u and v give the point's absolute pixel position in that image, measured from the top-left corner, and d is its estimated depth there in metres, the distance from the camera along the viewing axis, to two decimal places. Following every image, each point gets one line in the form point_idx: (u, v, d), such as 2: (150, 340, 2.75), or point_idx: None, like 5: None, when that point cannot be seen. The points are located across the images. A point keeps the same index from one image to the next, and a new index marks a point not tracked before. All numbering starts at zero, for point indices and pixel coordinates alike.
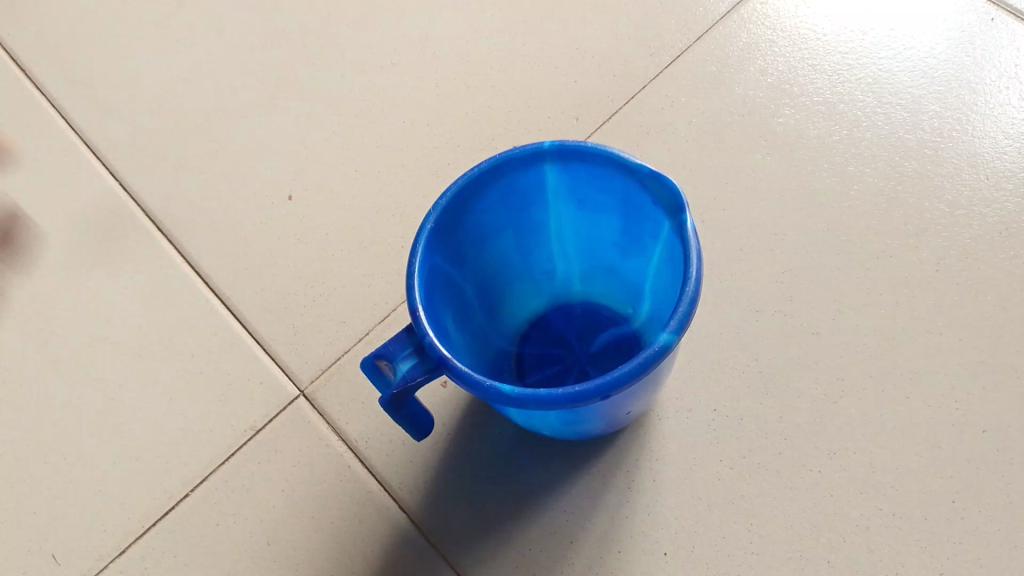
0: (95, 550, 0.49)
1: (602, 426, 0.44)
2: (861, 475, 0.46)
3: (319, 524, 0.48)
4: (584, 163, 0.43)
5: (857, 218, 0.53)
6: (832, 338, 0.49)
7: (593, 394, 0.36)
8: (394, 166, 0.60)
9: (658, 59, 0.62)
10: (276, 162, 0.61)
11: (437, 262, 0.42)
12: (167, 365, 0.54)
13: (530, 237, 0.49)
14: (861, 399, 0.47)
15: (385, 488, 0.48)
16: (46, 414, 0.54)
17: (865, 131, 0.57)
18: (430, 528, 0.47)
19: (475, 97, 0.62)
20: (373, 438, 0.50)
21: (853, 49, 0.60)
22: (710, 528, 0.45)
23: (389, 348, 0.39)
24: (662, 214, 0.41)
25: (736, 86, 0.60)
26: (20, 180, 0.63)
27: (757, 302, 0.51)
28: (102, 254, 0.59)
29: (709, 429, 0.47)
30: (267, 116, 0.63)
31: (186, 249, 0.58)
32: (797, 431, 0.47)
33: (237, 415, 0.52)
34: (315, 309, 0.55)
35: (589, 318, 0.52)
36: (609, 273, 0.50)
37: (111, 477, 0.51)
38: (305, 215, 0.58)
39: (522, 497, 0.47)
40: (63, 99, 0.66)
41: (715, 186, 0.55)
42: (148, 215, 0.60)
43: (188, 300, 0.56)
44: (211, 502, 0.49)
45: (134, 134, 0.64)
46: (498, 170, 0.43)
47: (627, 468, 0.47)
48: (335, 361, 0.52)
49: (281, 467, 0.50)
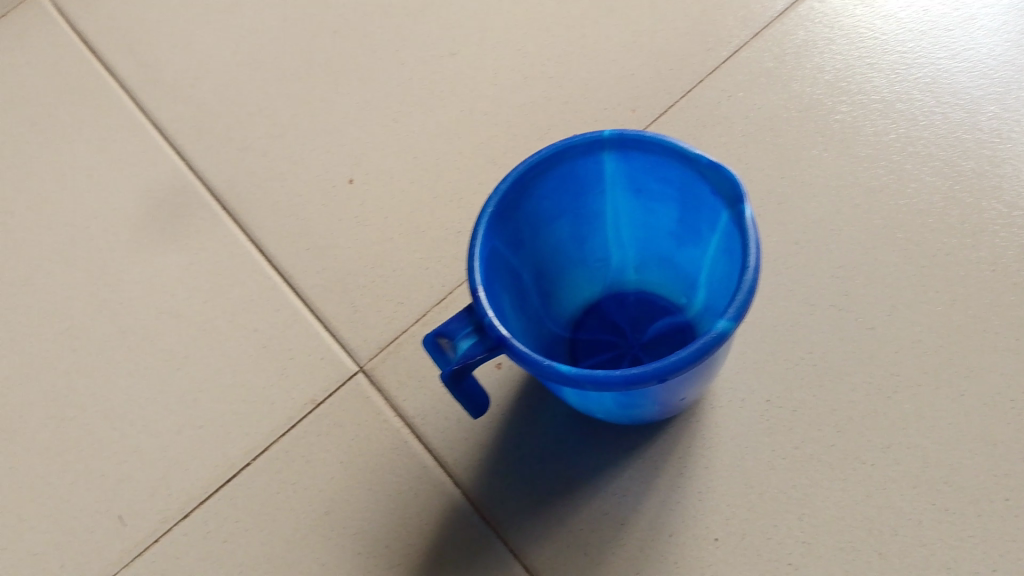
0: (159, 514, 0.51)
1: (656, 412, 0.45)
2: (913, 469, 0.46)
3: (376, 497, 0.49)
4: (643, 152, 0.43)
5: (913, 217, 0.54)
6: (886, 334, 0.50)
7: (651, 377, 0.37)
8: (453, 153, 0.61)
9: (716, 54, 0.62)
10: (338, 146, 0.62)
11: (497, 246, 0.43)
12: (230, 339, 0.56)
13: (586, 224, 0.49)
14: (915, 395, 0.48)
15: (440, 464, 0.49)
16: (113, 384, 0.55)
17: (922, 130, 0.57)
18: (484, 505, 0.48)
19: (533, 87, 0.63)
20: (430, 415, 0.51)
21: (911, 48, 0.61)
22: (761, 515, 0.46)
23: (450, 326, 0.40)
24: (721, 205, 0.42)
25: (793, 82, 0.60)
26: (90, 158, 0.65)
27: (812, 296, 0.51)
28: (169, 232, 0.60)
29: (763, 418, 0.48)
30: (328, 101, 0.65)
31: (249, 227, 0.60)
32: (850, 424, 0.47)
33: (297, 389, 0.53)
34: (375, 289, 0.56)
35: (643, 306, 0.53)
36: (663, 261, 0.51)
37: (176, 444, 0.53)
38: (366, 198, 0.60)
39: (575, 478, 0.48)
40: (132, 80, 0.68)
41: (771, 180, 0.56)
42: (212, 193, 0.62)
43: (251, 276, 0.58)
44: (270, 472, 0.51)
45: (198, 113, 0.65)
46: (559, 157, 0.44)
47: (680, 453, 0.48)
48: (394, 340, 0.54)
49: (340, 441, 0.51)
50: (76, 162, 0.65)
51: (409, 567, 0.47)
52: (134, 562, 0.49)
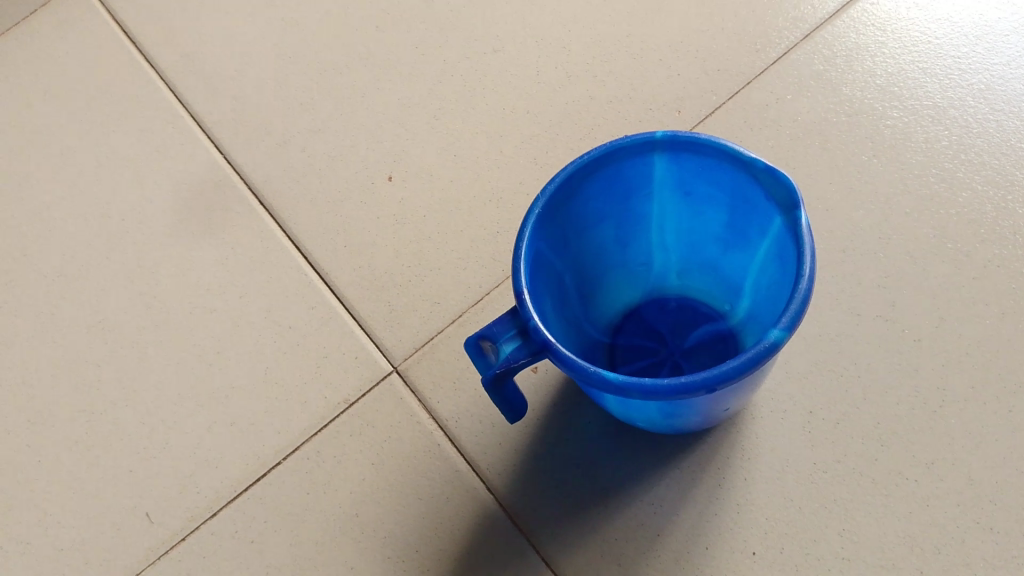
0: (190, 510, 0.50)
1: (698, 422, 0.44)
2: (959, 487, 0.45)
3: (407, 499, 0.48)
4: (695, 154, 0.43)
5: (964, 227, 0.52)
6: (934, 347, 0.48)
7: (698, 387, 0.36)
8: (493, 152, 0.60)
9: (764, 55, 0.61)
10: (377, 142, 0.62)
11: (541, 248, 0.42)
12: (265, 335, 0.55)
13: (631, 227, 0.48)
14: (962, 410, 0.46)
15: (473, 468, 0.49)
16: (147, 378, 0.55)
17: (976, 138, 0.55)
18: (517, 511, 0.47)
19: (576, 87, 0.62)
20: (464, 418, 0.50)
21: (967, 54, 0.59)
22: (800, 530, 0.44)
23: (493, 329, 0.39)
24: (775, 211, 0.41)
25: (843, 86, 0.59)
26: (129, 150, 0.65)
27: (857, 306, 0.50)
28: (206, 226, 0.60)
29: (805, 430, 0.47)
30: (369, 97, 0.64)
31: (286, 223, 0.59)
32: (895, 438, 0.46)
33: (330, 387, 0.53)
34: (411, 288, 0.55)
35: (684, 312, 0.52)
36: (708, 267, 0.50)
37: (208, 440, 0.52)
38: (404, 195, 0.59)
39: (610, 486, 0.47)
40: (172, 72, 0.67)
41: (817, 186, 0.55)
42: (250, 188, 0.61)
43: (287, 273, 0.57)
44: (302, 471, 0.50)
45: (238, 106, 0.65)
46: (607, 159, 0.43)
47: (718, 464, 0.46)
48: (429, 340, 0.53)
49: (372, 441, 0.50)
50: (115, 154, 0.65)
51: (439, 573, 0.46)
52: (164, 557, 0.49)
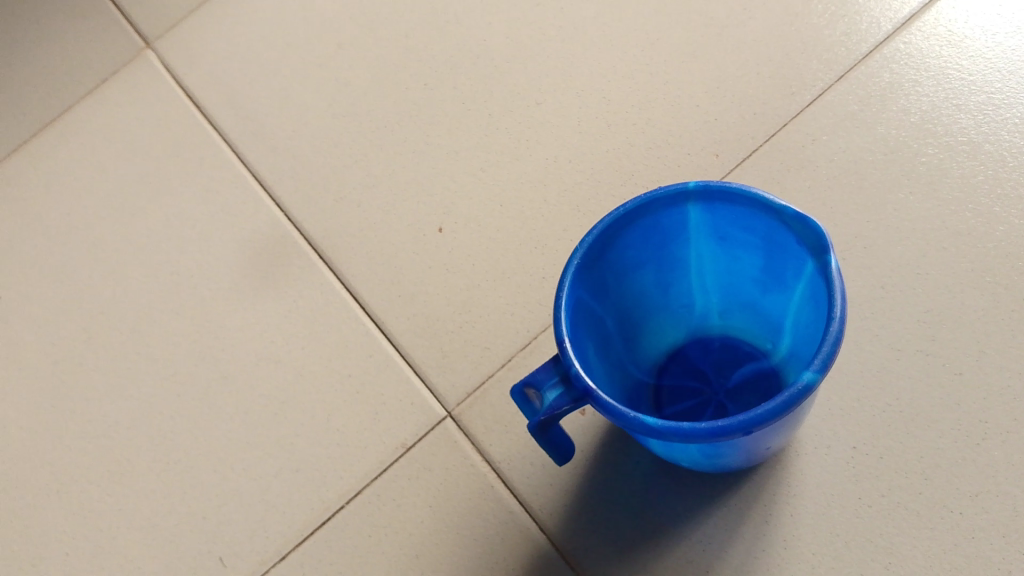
0: (259, 554, 0.53)
1: (741, 460, 0.45)
2: (1002, 518, 0.46)
3: (466, 541, 0.51)
4: (727, 202, 0.44)
5: (1001, 260, 0.53)
6: (975, 380, 0.49)
7: (737, 428, 0.37)
8: (539, 201, 0.62)
9: (799, 97, 0.63)
10: (427, 195, 0.65)
11: (581, 296, 0.44)
12: (325, 384, 0.58)
13: (670, 272, 0.50)
14: (1004, 442, 0.47)
15: (527, 509, 0.51)
16: (216, 428, 0.58)
17: (1011, 171, 0.57)
18: (570, 551, 0.49)
19: (617, 135, 0.64)
20: (516, 460, 0.52)
21: (999, 89, 0.60)
22: (846, 565, 0.46)
23: (537, 377, 0.41)
24: (806, 254, 0.42)
25: (878, 125, 0.60)
26: (194, 209, 0.68)
27: (898, 341, 0.51)
28: (267, 280, 0.63)
29: (849, 465, 0.48)
30: (419, 152, 0.67)
31: (343, 275, 0.62)
32: (938, 471, 0.47)
33: (389, 433, 0.55)
34: (463, 335, 0.58)
35: (727, 352, 0.53)
36: (747, 308, 0.51)
37: (274, 486, 0.55)
38: (454, 246, 0.62)
39: (659, 524, 0.49)
40: (232, 132, 0.71)
41: (855, 224, 0.56)
42: (308, 242, 0.64)
43: (345, 323, 0.60)
44: (364, 515, 0.53)
45: (295, 164, 0.68)
46: (642, 209, 0.45)
47: (764, 500, 0.48)
48: (481, 386, 0.55)
49: (430, 484, 0.53)
50: (181, 214, 0.68)
51: None
52: None
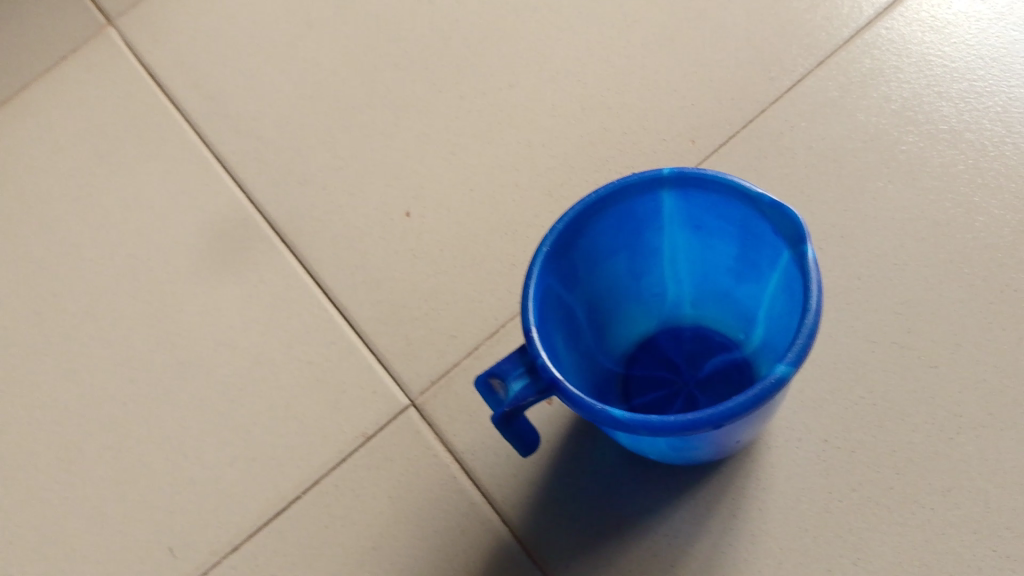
0: (212, 545, 0.51)
1: (710, 453, 0.43)
2: (975, 515, 0.44)
3: (425, 532, 0.49)
4: (703, 190, 0.42)
5: (980, 250, 0.52)
6: (950, 373, 0.48)
7: (705, 423, 0.35)
8: (509, 185, 0.61)
9: (778, 82, 0.61)
10: (395, 178, 0.63)
11: (551, 284, 0.42)
12: (285, 370, 0.56)
13: (643, 260, 0.48)
14: (978, 437, 0.46)
15: (489, 501, 0.49)
16: (171, 415, 0.56)
17: (991, 161, 0.55)
18: (533, 544, 0.47)
19: (591, 118, 0.62)
20: (480, 450, 0.51)
21: (982, 77, 0.59)
22: (814, 561, 0.45)
23: (502, 367, 0.38)
24: (783, 245, 0.40)
25: (858, 112, 0.59)
26: (155, 190, 0.66)
27: (873, 332, 0.50)
28: (228, 264, 0.61)
29: (820, 459, 0.47)
30: (388, 133, 0.65)
31: (306, 258, 0.60)
32: (911, 466, 0.46)
33: (349, 421, 0.53)
34: (428, 322, 0.56)
35: (699, 341, 0.52)
36: (721, 297, 0.50)
37: (230, 475, 0.53)
38: (421, 230, 0.60)
39: (624, 518, 0.47)
40: (195, 111, 0.69)
41: (832, 213, 0.55)
42: (271, 225, 0.62)
43: (307, 308, 0.58)
44: (321, 505, 0.51)
45: (259, 144, 0.66)
46: (615, 196, 0.42)
47: (732, 494, 0.46)
48: (446, 374, 0.54)
49: (390, 474, 0.51)
50: (142, 194, 0.66)
51: None
52: None
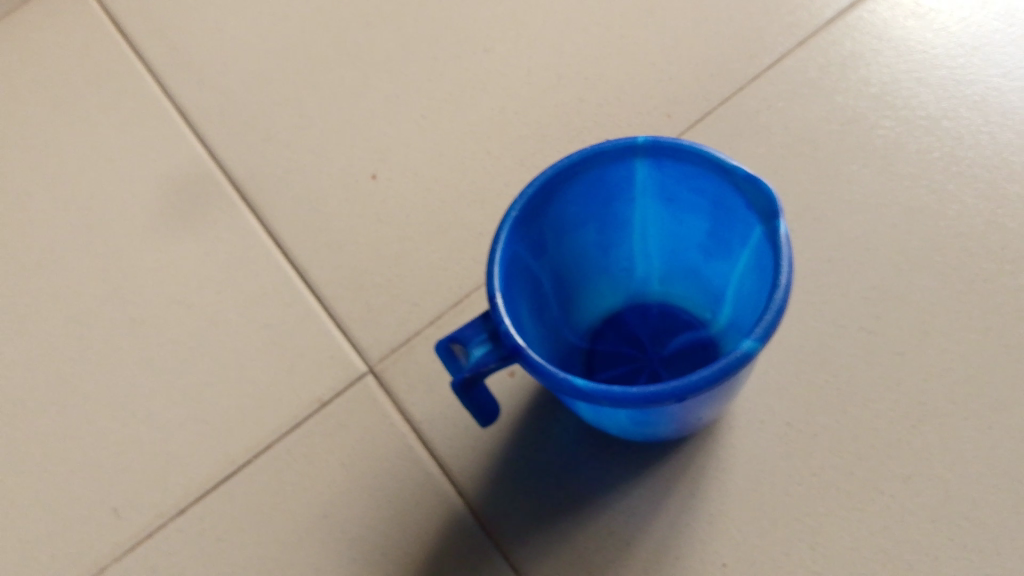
0: (157, 507, 0.50)
1: (672, 430, 0.42)
2: (936, 504, 0.44)
3: (377, 502, 0.48)
4: (677, 161, 0.41)
5: (952, 238, 0.51)
6: (917, 361, 0.47)
7: (668, 397, 0.34)
8: (479, 152, 0.59)
9: (757, 60, 0.60)
10: (363, 140, 0.61)
11: (518, 251, 0.41)
12: (241, 332, 0.55)
13: (613, 232, 0.47)
14: (942, 426, 0.45)
15: (445, 472, 0.48)
16: (121, 373, 0.55)
17: (967, 150, 0.55)
18: (487, 517, 0.46)
19: (566, 89, 0.61)
20: (437, 421, 0.49)
21: (962, 64, 0.58)
22: (771, 544, 0.44)
23: (464, 333, 0.37)
24: (755, 220, 0.39)
25: (836, 94, 0.58)
26: (114, 142, 0.64)
27: (840, 317, 0.49)
28: (187, 221, 0.60)
29: (782, 443, 0.46)
30: (357, 94, 0.63)
31: (267, 218, 0.59)
32: (872, 453, 0.45)
33: (305, 386, 0.52)
34: (390, 288, 0.55)
35: (666, 319, 0.50)
36: (690, 275, 0.48)
37: (179, 436, 0.52)
38: (387, 194, 0.58)
39: (581, 494, 0.46)
40: (160, 64, 0.67)
41: (805, 195, 0.54)
42: (232, 182, 0.61)
43: (266, 269, 0.57)
44: (272, 470, 0.50)
45: (224, 100, 0.64)
46: (588, 163, 0.41)
47: (692, 474, 0.46)
48: (406, 342, 0.52)
49: (344, 442, 0.50)
50: (99, 145, 0.64)
51: None
52: (130, 554, 0.49)
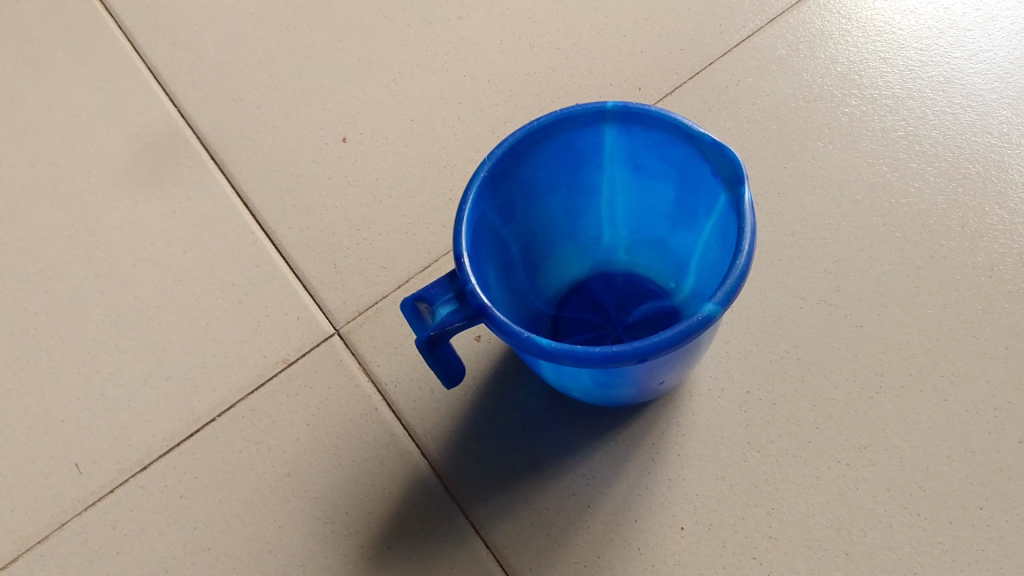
0: (119, 463, 0.50)
1: (634, 394, 0.43)
2: (889, 472, 0.45)
3: (340, 461, 0.48)
4: (645, 127, 0.41)
5: (913, 216, 0.52)
6: (875, 334, 0.48)
7: (630, 356, 0.34)
8: (451, 119, 0.59)
9: (728, 36, 0.61)
10: (334, 103, 0.61)
11: (486, 213, 0.41)
12: (208, 292, 0.55)
13: (581, 198, 0.47)
14: (898, 396, 0.46)
15: (409, 433, 0.48)
16: (84, 329, 0.54)
17: (931, 129, 0.56)
18: (450, 478, 0.47)
19: (538, 58, 0.61)
20: (402, 383, 0.50)
21: (928, 46, 0.59)
22: (729, 508, 0.44)
23: (430, 291, 0.37)
24: (719, 187, 0.39)
25: (804, 72, 0.59)
26: (81, 98, 0.64)
27: (802, 290, 0.50)
28: (155, 179, 0.60)
29: (741, 410, 0.47)
30: (329, 58, 0.63)
31: (237, 180, 0.59)
32: (829, 422, 0.46)
33: (270, 346, 0.52)
34: (358, 251, 0.55)
35: (630, 288, 0.51)
36: (655, 244, 0.49)
37: (143, 393, 0.52)
38: (358, 157, 0.58)
39: (544, 457, 0.47)
40: (131, 23, 0.66)
41: (772, 169, 0.54)
42: (202, 142, 0.61)
43: (234, 230, 0.57)
44: (235, 429, 0.50)
45: (196, 60, 0.64)
46: (557, 126, 0.41)
47: (652, 439, 0.46)
48: (374, 305, 0.53)
49: (309, 402, 0.50)
50: (66, 101, 0.64)
51: (367, 534, 0.46)
52: (90, 508, 0.49)
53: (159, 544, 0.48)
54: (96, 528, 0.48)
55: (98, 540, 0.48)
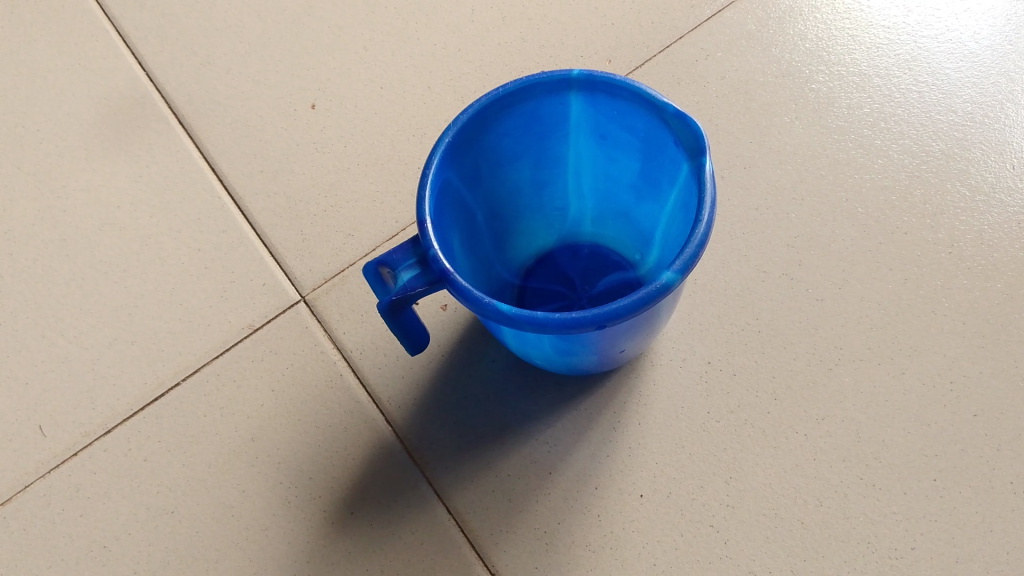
0: (82, 426, 0.50)
1: (595, 362, 0.43)
2: (845, 444, 0.45)
3: (305, 426, 0.48)
4: (610, 96, 0.41)
5: (876, 191, 0.53)
6: (835, 307, 0.49)
7: (588, 323, 0.34)
8: (421, 87, 0.59)
9: (699, 11, 0.61)
10: (304, 70, 0.61)
11: (450, 178, 0.41)
12: (174, 257, 0.55)
13: (548, 167, 0.47)
14: (855, 368, 0.47)
15: (373, 399, 0.49)
16: (49, 292, 0.54)
17: (896, 107, 0.56)
18: (413, 445, 0.47)
19: (509, 28, 0.61)
20: (368, 350, 0.50)
21: (896, 24, 0.59)
22: (688, 476, 0.45)
23: (393, 256, 0.37)
24: (682, 158, 0.39)
25: (773, 47, 0.59)
26: (48, 60, 0.63)
27: (765, 263, 0.50)
28: (122, 144, 0.59)
29: (701, 381, 0.47)
30: (300, 25, 0.63)
31: (204, 145, 0.59)
32: (788, 393, 0.47)
33: (236, 313, 0.52)
34: (325, 218, 0.55)
35: (595, 260, 0.51)
36: (620, 216, 0.49)
37: (107, 357, 0.52)
38: (326, 124, 0.58)
39: (507, 424, 0.47)
40: None
41: (739, 144, 0.55)
42: (170, 107, 0.60)
43: (201, 196, 0.57)
44: (200, 394, 0.50)
45: (165, 25, 0.64)
46: (523, 94, 0.41)
47: (614, 409, 0.47)
48: (340, 272, 0.53)
49: (274, 368, 0.50)
50: (32, 63, 0.63)
51: (330, 499, 0.46)
52: (52, 472, 0.49)
53: (122, 507, 0.48)
54: (58, 491, 0.48)
55: (59, 503, 0.48)
